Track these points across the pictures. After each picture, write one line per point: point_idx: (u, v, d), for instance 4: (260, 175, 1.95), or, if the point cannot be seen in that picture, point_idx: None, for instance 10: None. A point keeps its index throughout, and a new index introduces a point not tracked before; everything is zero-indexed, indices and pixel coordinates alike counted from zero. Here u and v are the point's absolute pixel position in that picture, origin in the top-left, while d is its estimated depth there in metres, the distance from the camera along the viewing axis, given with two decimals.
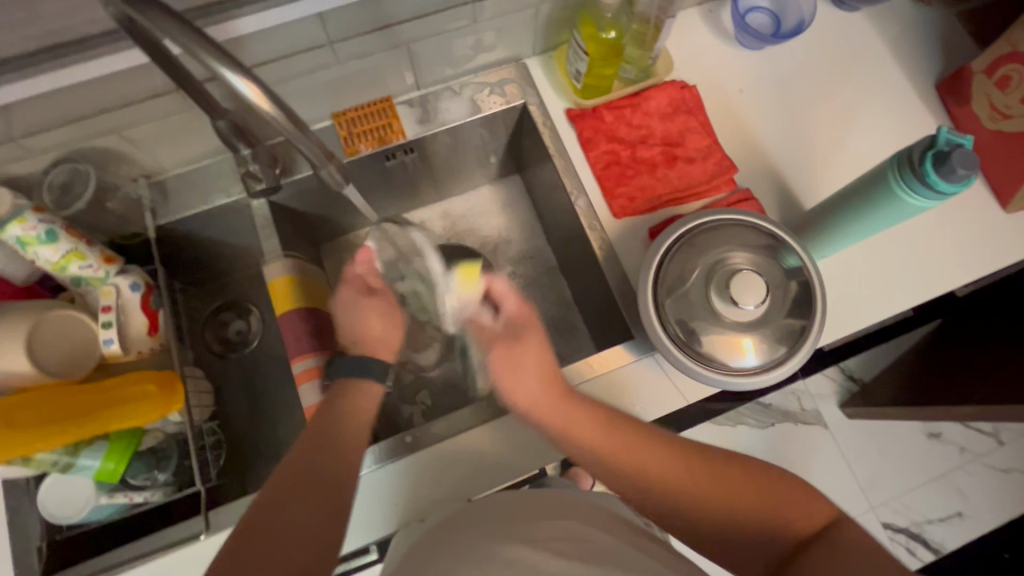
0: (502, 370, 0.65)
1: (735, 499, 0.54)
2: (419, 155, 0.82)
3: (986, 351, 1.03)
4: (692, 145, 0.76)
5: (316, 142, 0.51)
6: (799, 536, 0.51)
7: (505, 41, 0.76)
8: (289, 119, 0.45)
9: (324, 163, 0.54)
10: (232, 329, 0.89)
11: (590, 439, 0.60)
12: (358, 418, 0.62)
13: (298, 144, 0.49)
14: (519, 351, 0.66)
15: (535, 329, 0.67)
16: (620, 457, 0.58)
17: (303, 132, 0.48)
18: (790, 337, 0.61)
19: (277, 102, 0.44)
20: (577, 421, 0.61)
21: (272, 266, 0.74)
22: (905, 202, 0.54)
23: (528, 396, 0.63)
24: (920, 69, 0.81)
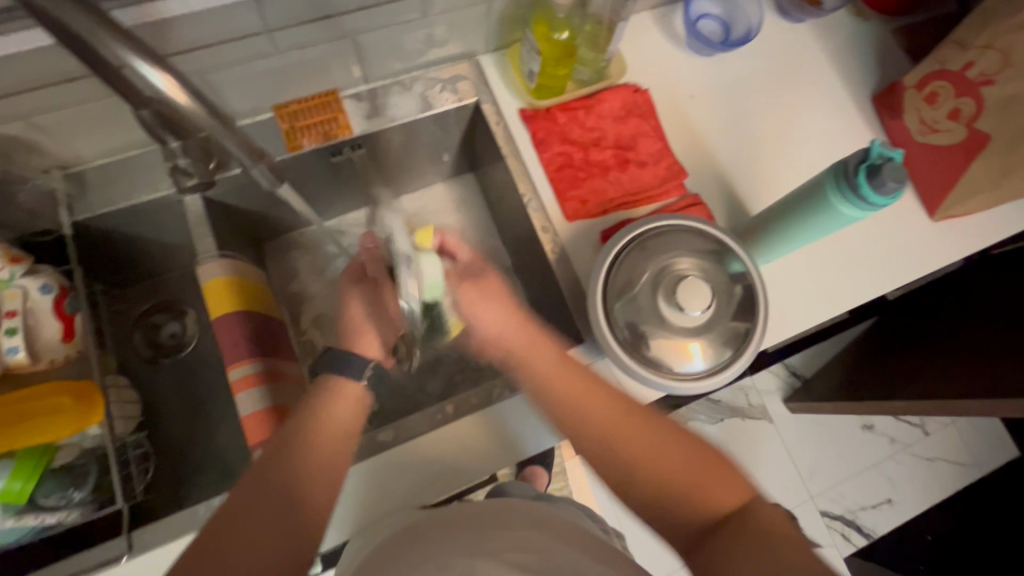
0: (474, 310, 0.67)
1: (663, 457, 0.56)
2: (367, 151, 0.79)
3: (913, 350, 1.09)
4: (644, 150, 0.77)
5: (244, 140, 0.51)
6: (712, 510, 0.53)
7: (457, 36, 0.74)
8: (212, 115, 0.46)
9: (254, 163, 0.55)
10: (165, 333, 0.83)
11: (545, 365, 0.63)
12: (322, 418, 0.61)
13: (225, 140, 0.49)
14: (489, 299, 0.67)
15: (496, 290, 0.68)
16: (567, 392, 0.61)
17: (228, 126, 0.48)
18: (734, 340, 0.62)
19: (195, 96, 0.44)
20: (538, 345, 0.65)
21: (209, 266, 0.69)
22: (840, 211, 0.56)
23: (490, 321, 0.67)
24: (858, 82, 0.85)
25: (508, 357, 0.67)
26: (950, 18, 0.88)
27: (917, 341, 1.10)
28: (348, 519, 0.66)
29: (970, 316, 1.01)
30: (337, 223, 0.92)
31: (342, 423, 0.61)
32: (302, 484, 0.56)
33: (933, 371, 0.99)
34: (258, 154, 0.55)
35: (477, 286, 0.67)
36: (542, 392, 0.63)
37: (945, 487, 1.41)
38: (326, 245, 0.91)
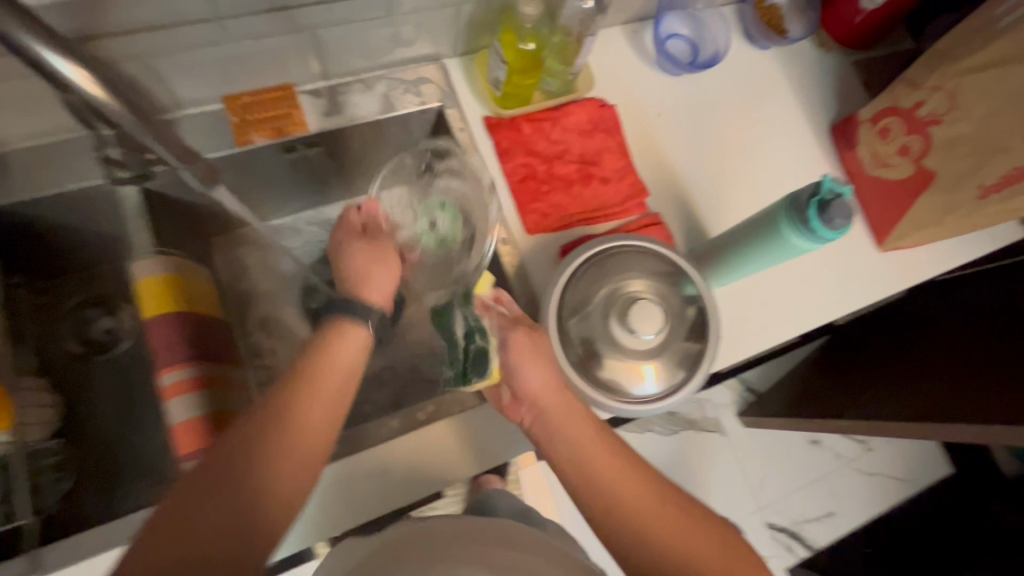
0: (517, 365, 0.57)
1: (710, 559, 0.49)
2: (325, 150, 0.75)
3: (857, 372, 1.13)
4: (608, 165, 0.76)
5: (168, 143, 0.53)
6: None
7: (424, 38, 0.72)
8: (129, 111, 0.46)
9: (183, 163, 0.56)
10: (98, 328, 0.78)
11: (583, 443, 0.53)
12: (308, 387, 0.50)
13: (143, 137, 0.50)
14: (540, 351, 0.57)
15: (542, 343, 0.58)
16: (611, 477, 0.52)
17: (147, 129, 0.49)
18: (686, 361, 0.62)
19: (110, 89, 0.43)
20: (576, 417, 0.54)
21: (142, 263, 0.64)
22: (791, 243, 0.57)
23: (535, 382, 0.56)
24: (818, 111, 0.87)
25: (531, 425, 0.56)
26: (906, 55, 0.92)
27: (861, 363, 1.15)
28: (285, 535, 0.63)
29: (913, 341, 1.06)
30: (293, 220, 0.89)
31: (335, 382, 0.51)
32: (285, 461, 0.47)
33: (878, 391, 1.03)
34: (190, 154, 0.56)
35: (528, 335, 0.58)
36: (578, 474, 0.52)
37: (885, 500, 1.47)
38: (279, 244, 0.87)
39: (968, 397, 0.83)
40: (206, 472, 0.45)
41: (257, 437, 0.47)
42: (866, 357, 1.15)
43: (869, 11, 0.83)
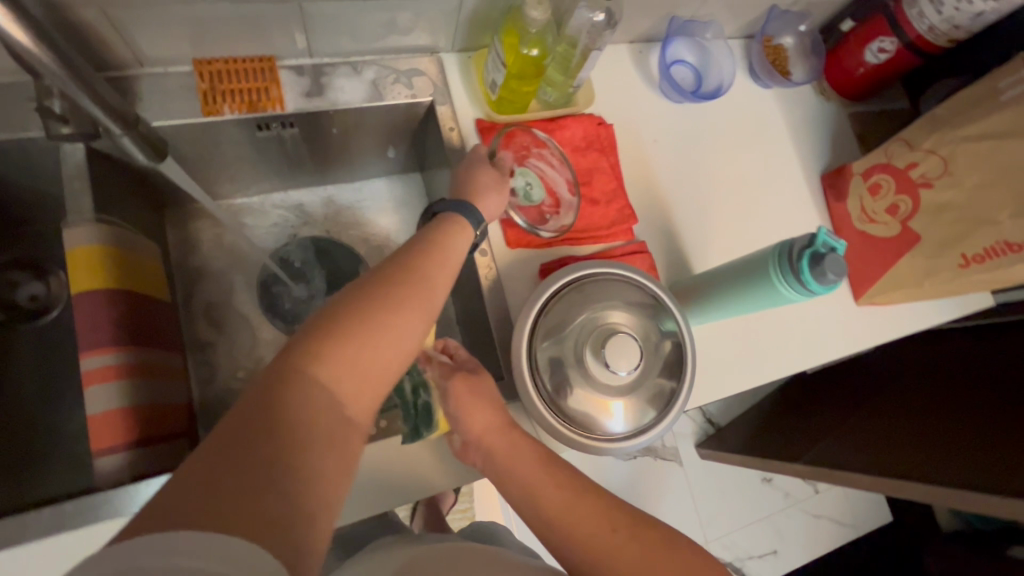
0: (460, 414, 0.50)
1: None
2: (301, 132, 0.71)
3: (816, 419, 1.12)
4: (598, 187, 0.73)
5: (105, 104, 0.50)
6: None
7: (421, 28, 0.68)
8: (59, 62, 0.44)
9: (124, 130, 0.54)
10: (23, 295, 0.72)
11: (536, 483, 0.47)
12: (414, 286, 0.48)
13: (77, 95, 0.48)
14: (484, 394, 0.50)
15: (485, 386, 0.51)
16: (569, 523, 0.45)
17: (80, 83, 0.47)
18: (658, 401, 0.59)
19: (37, 37, 0.41)
20: (526, 460, 0.48)
21: (74, 231, 0.57)
22: (779, 292, 0.54)
23: (478, 427, 0.49)
24: (811, 159, 0.87)
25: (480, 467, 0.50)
26: (899, 113, 0.93)
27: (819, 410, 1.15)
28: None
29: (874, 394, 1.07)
30: (259, 201, 0.84)
31: (450, 258, 0.54)
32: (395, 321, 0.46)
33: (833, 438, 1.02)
34: (131, 120, 0.54)
35: (469, 381, 0.51)
36: (537, 522, 0.46)
37: (828, 543, 1.49)
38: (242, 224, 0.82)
39: (925, 458, 0.83)
40: (343, 307, 0.45)
41: (393, 285, 0.48)
42: (819, 405, 1.16)
43: (873, 63, 0.83)
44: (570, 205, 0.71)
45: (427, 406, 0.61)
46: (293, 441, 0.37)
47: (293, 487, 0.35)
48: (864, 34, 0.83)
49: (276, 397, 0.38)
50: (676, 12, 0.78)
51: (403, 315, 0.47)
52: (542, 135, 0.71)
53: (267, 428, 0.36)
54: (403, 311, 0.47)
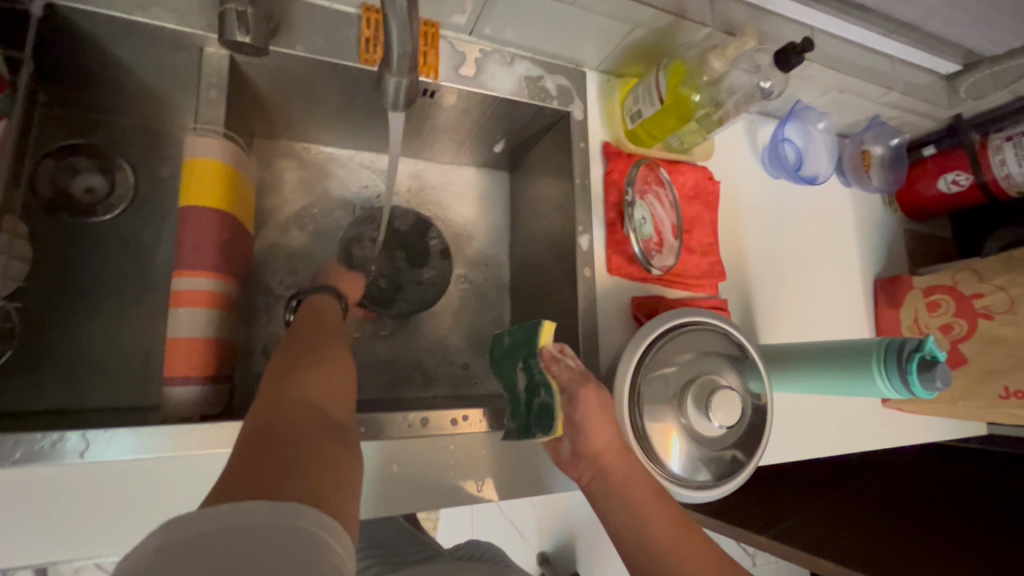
0: (584, 424, 0.50)
1: None
2: (435, 102, 0.70)
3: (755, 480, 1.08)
4: (697, 237, 0.75)
5: (414, 36, 0.44)
6: None
7: (585, 41, 0.68)
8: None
9: (402, 72, 0.47)
10: (80, 184, 0.64)
11: (656, 521, 0.48)
12: (324, 336, 0.52)
13: (389, 26, 0.42)
14: (610, 411, 0.52)
15: (610, 402, 0.52)
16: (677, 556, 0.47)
17: (409, 14, 0.41)
18: (719, 464, 0.60)
19: None
20: (640, 482, 0.50)
21: (203, 138, 0.53)
22: (875, 385, 0.57)
23: (594, 443, 0.50)
24: (872, 261, 0.92)
25: (583, 476, 0.52)
26: (942, 241, 1.01)
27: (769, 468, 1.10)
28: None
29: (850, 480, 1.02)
30: (350, 155, 0.80)
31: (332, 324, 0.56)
32: (327, 355, 0.48)
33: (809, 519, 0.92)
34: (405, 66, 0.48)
35: (598, 393, 0.52)
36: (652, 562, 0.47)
37: None
38: (327, 174, 0.78)
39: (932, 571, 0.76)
40: (277, 366, 0.45)
41: (293, 343, 0.49)
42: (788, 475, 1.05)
43: (944, 191, 0.91)
44: (672, 247, 0.71)
45: (545, 408, 0.53)
46: (286, 438, 0.35)
47: (302, 466, 0.33)
48: (942, 164, 0.91)
49: (242, 434, 0.36)
50: (801, 96, 0.83)
51: (318, 353, 0.48)
52: (664, 175, 0.73)
53: (267, 444, 0.34)
54: (319, 352, 0.48)
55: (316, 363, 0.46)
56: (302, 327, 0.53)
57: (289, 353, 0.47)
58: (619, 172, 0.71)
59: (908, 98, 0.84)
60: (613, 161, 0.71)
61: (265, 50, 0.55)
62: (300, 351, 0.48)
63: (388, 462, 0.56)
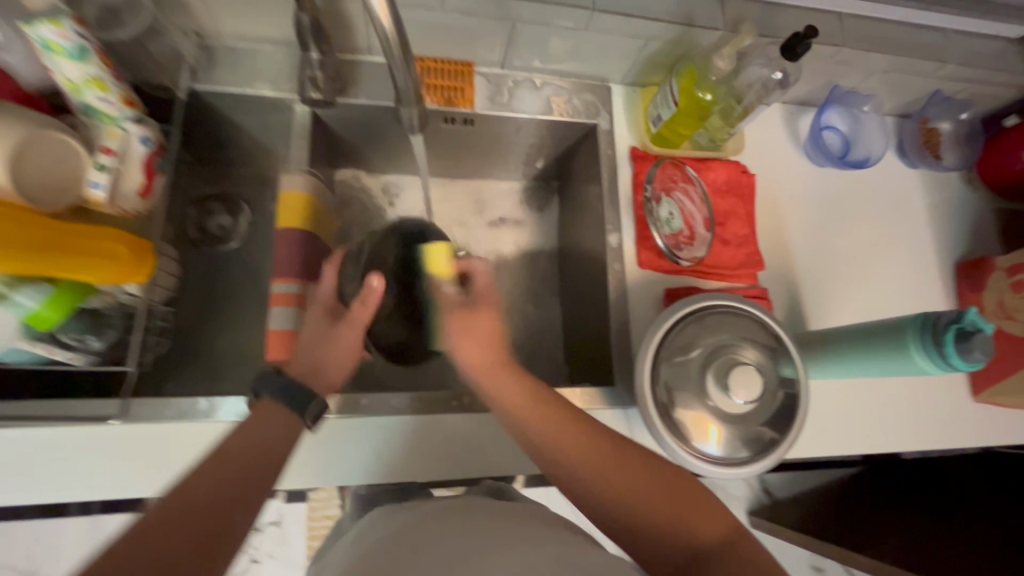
0: (457, 337, 0.61)
1: (643, 493, 0.50)
2: (475, 131, 0.80)
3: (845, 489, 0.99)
4: (731, 229, 0.77)
5: (413, 77, 0.55)
6: (702, 540, 0.47)
7: (604, 60, 0.75)
8: (400, 47, 0.48)
9: (411, 103, 0.59)
10: (214, 223, 0.83)
11: (589, 450, 0.53)
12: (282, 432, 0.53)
13: (397, 70, 0.52)
14: (468, 324, 0.61)
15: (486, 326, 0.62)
16: (562, 444, 0.53)
17: (406, 64, 0.52)
18: (755, 444, 0.62)
19: (394, 17, 0.44)
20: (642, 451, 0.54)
21: (291, 177, 0.69)
22: (913, 362, 0.56)
23: (474, 359, 0.60)
24: (948, 243, 0.85)
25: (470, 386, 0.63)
26: None
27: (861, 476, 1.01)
28: (314, 466, 0.64)
29: (965, 495, 0.89)
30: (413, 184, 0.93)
31: (284, 440, 0.52)
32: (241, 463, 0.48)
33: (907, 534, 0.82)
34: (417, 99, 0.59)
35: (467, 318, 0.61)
36: (603, 501, 0.50)
37: None
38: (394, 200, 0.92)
39: None
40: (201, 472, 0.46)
41: (217, 463, 0.46)
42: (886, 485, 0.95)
43: None
44: (702, 239, 0.75)
45: None
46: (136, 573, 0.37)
47: None
48: None
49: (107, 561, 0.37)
50: (840, 82, 0.82)
51: (238, 490, 0.45)
52: (690, 173, 0.77)
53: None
54: (244, 484, 0.46)
55: (226, 511, 0.44)
56: (239, 441, 0.50)
57: (220, 470, 0.46)
58: (644, 172, 0.77)
59: (968, 69, 0.79)
60: (639, 165, 0.77)
61: (335, 103, 0.70)
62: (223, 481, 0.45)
63: (436, 435, 0.66)
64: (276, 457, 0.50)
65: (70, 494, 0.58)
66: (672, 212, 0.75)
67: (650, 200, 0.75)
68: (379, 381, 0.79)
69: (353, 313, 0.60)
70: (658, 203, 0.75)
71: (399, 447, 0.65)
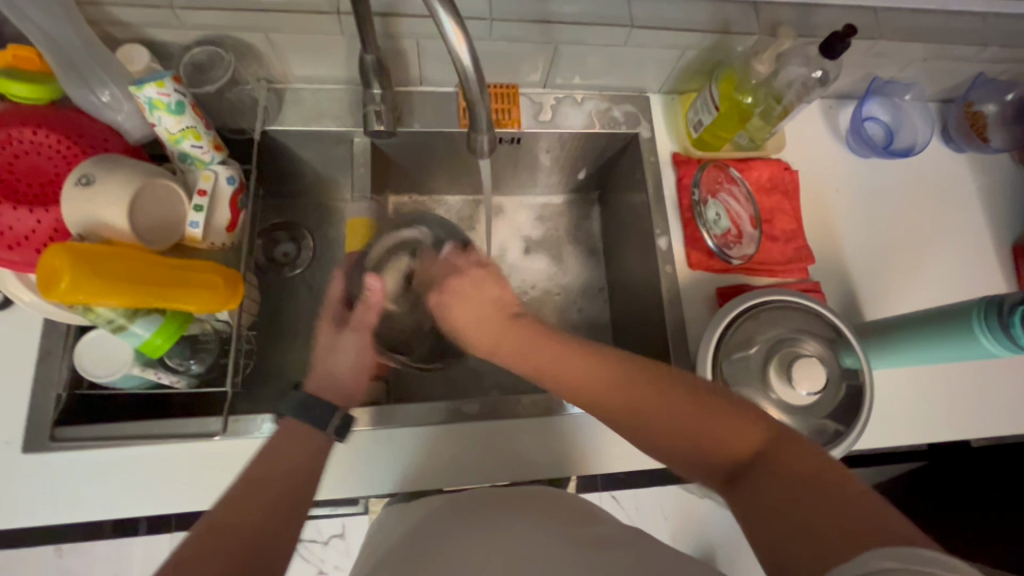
0: (453, 301, 0.66)
1: (643, 403, 0.51)
2: (520, 148, 0.84)
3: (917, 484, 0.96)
4: (779, 225, 0.78)
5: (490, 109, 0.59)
6: (730, 450, 0.47)
7: (641, 72, 0.79)
8: (477, 81, 0.52)
9: (483, 130, 0.62)
10: (280, 250, 0.87)
11: (610, 389, 0.53)
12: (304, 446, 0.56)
13: (478, 103, 0.56)
14: (461, 289, 0.66)
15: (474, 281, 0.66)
16: (542, 365, 0.57)
17: (483, 98, 0.56)
18: (820, 436, 0.62)
19: (469, 48, 0.48)
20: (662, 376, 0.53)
21: (355, 204, 0.75)
22: (981, 345, 0.56)
23: (465, 320, 0.65)
24: (1004, 226, 0.84)
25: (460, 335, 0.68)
26: None
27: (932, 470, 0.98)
28: (395, 477, 0.67)
29: None
30: None
31: (314, 459, 0.55)
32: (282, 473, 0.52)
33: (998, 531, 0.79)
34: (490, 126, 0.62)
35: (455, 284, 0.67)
36: (614, 420, 0.53)
37: None
38: None
39: None
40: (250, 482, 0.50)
41: (253, 486, 0.49)
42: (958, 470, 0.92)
43: None
44: (751, 237, 0.77)
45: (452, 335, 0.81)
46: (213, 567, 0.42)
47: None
48: None
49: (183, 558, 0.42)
50: (878, 73, 0.82)
51: (280, 510, 0.49)
52: (734, 173, 0.79)
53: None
54: (283, 505, 0.49)
55: (272, 534, 0.47)
56: (271, 461, 0.53)
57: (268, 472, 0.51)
58: (688, 176, 0.79)
59: (1010, 50, 0.78)
60: (684, 169, 0.79)
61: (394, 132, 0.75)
62: (266, 505, 0.48)
63: (493, 440, 0.69)
64: (309, 475, 0.53)
65: (176, 502, 0.61)
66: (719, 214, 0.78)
67: (697, 202, 0.77)
68: (442, 393, 0.82)
69: (357, 318, 0.66)
70: (705, 205, 0.77)
71: (472, 453, 0.68)
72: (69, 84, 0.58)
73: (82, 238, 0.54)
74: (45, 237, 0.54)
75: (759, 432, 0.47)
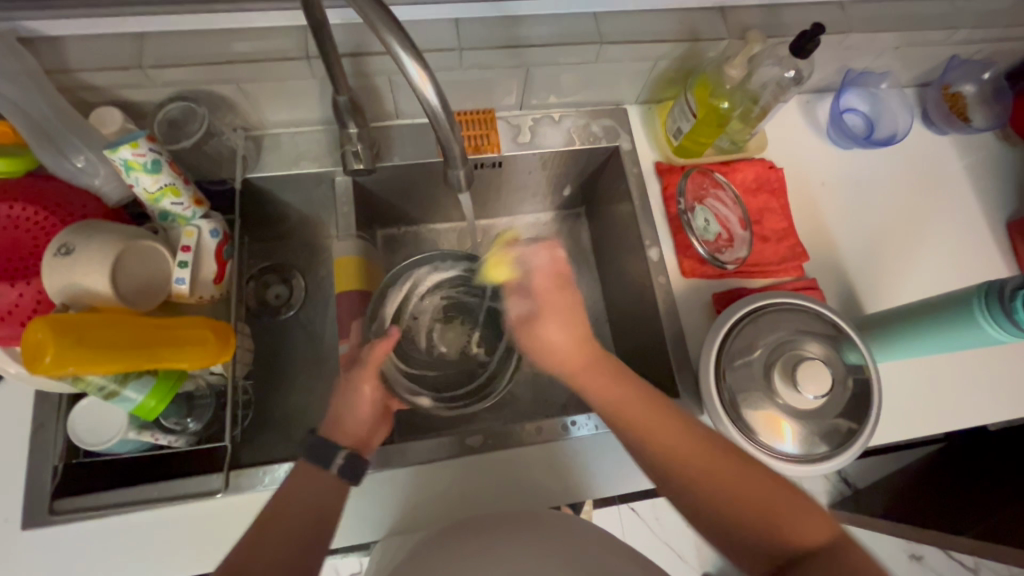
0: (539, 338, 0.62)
1: (724, 469, 0.53)
2: (502, 171, 0.83)
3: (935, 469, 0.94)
4: (769, 225, 0.78)
5: (462, 139, 0.58)
6: (793, 541, 0.50)
7: (615, 86, 0.79)
8: (445, 114, 0.52)
9: (457, 165, 0.61)
10: (272, 293, 0.87)
11: (695, 457, 0.54)
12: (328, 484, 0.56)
13: (449, 136, 0.56)
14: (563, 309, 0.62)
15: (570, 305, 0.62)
16: (627, 412, 0.58)
17: (453, 131, 0.55)
18: (833, 437, 0.61)
19: (435, 85, 0.48)
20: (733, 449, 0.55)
21: (343, 243, 0.74)
22: (985, 330, 0.54)
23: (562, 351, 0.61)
24: (995, 203, 0.84)
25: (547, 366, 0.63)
26: None
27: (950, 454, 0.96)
28: (403, 517, 0.65)
29: None
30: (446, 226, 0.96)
31: (329, 501, 0.55)
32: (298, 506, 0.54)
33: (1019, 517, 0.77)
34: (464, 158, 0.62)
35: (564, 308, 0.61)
36: (683, 482, 0.54)
37: None
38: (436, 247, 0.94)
39: None
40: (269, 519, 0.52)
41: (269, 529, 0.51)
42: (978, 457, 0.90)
43: None
44: (741, 239, 0.76)
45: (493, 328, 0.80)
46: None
47: None
48: None
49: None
50: (852, 65, 0.82)
51: (302, 548, 0.51)
52: (719, 178, 0.79)
53: None
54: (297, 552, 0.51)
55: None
56: (284, 503, 0.54)
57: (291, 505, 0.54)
58: (672, 185, 0.79)
59: (983, 31, 0.78)
60: (669, 176, 0.79)
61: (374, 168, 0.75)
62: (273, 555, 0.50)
63: (499, 471, 0.68)
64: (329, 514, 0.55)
65: (182, 564, 0.60)
66: (707, 218, 0.77)
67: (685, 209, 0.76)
68: (447, 424, 0.81)
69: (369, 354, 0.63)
70: (693, 213, 0.76)
71: (481, 484, 0.67)
72: (43, 153, 0.59)
73: (66, 306, 0.54)
74: (29, 310, 0.55)
75: (825, 531, 0.51)
